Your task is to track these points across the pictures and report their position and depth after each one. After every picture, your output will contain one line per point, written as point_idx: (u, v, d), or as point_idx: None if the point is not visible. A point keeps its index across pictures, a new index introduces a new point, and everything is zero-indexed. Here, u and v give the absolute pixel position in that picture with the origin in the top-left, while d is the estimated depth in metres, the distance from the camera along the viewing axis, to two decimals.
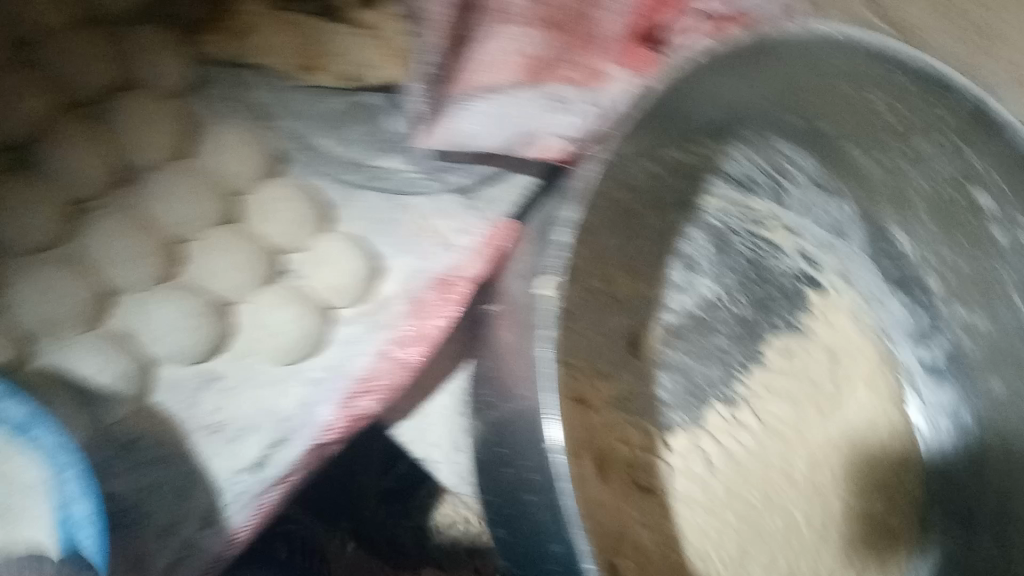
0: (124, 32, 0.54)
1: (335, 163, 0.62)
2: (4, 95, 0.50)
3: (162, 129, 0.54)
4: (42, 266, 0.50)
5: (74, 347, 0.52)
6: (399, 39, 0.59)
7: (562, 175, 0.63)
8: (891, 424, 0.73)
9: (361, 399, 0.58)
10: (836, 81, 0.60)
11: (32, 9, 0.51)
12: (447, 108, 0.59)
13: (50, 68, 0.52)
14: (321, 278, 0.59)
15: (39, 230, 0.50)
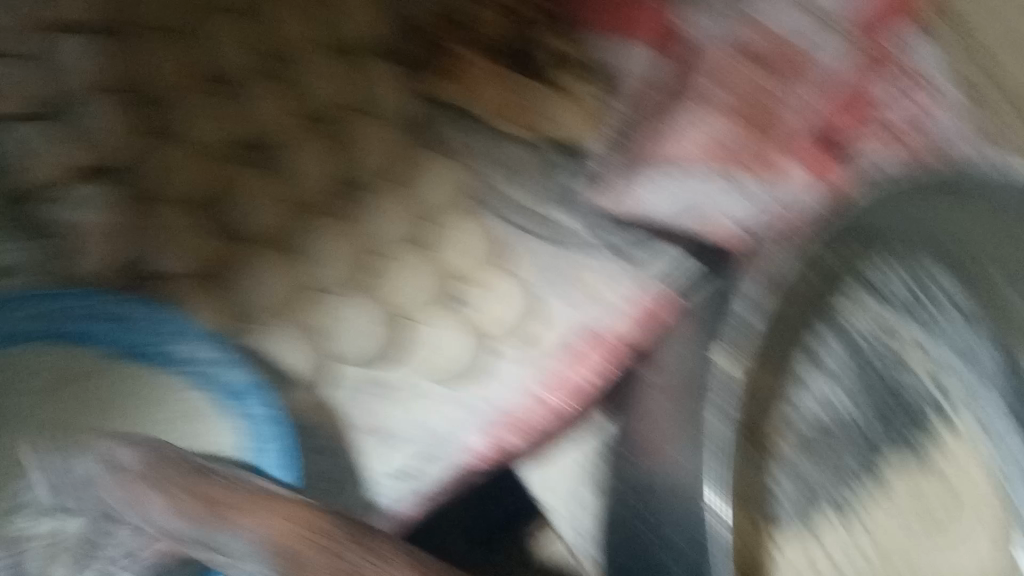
0: (364, 61, 0.60)
1: (512, 207, 0.65)
2: (250, 97, 0.57)
3: (378, 149, 0.61)
4: (260, 256, 0.58)
5: (274, 333, 0.59)
6: (591, 102, 0.64)
7: (718, 255, 0.69)
8: (998, 553, 0.77)
9: (507, 435, 0.67)
10: (1000, 234, 0.74)
11: (291, 27, 0.58)
12: (627, 174, 0.66)
13: (297, 80, 0.59)
14: (490, 312, 0.65)
15: (264, 220, 0.58)
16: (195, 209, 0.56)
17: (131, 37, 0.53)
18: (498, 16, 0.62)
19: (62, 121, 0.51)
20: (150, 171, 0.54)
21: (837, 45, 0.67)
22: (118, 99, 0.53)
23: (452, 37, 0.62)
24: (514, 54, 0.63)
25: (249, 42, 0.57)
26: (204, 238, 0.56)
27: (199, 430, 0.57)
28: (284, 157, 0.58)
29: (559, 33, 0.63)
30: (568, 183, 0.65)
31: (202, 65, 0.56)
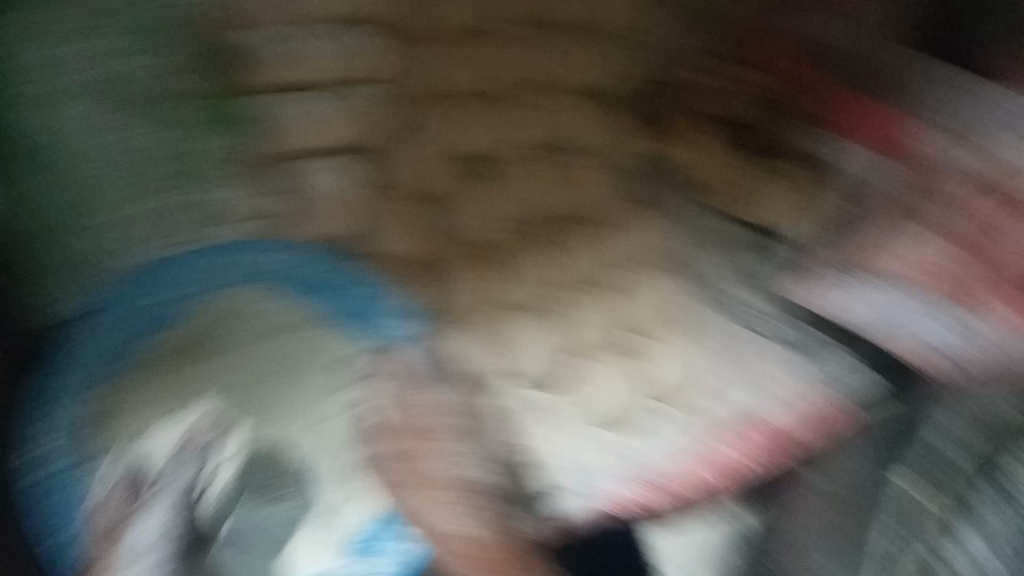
0: (601, 104, 0.64)
1: (694, 277, 0.65)
2: (493, 117, 0.64)
3: (592, 191, 0.65)
4: (463, 259, 0.65)
5: (466, 339, 0.66)
6: (807, 190, 0.62)
7: (908, 379, 0.64)
8: None
9: (650, 492, 0.68)
10: None
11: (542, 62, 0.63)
12: (826, 276, 0.63)
13: (535, 110, 0.64)
14: (662, 373, 0.66)
15: (472, 227, 0.65)
16: (422, 200, 0.64)
17: (420, 48, 0.62)
18: (739, 96, 0.63)
19: (344, 104, 0.63)
20: (394, 161, 0.64)
21: None
22: (392, 94, 0.63)
23: (688, 107, 0.63)
24: (746, 137, 0.63)
25: (510, 70, 0.63)
26: (426, 228, 0.65)
27: (382, 402, 0.66)
28: (511, 175, 0.65)
29: (798, 125, 0.62)
30: (765, 270, 0.64)
31: (458, 82, 0.63)
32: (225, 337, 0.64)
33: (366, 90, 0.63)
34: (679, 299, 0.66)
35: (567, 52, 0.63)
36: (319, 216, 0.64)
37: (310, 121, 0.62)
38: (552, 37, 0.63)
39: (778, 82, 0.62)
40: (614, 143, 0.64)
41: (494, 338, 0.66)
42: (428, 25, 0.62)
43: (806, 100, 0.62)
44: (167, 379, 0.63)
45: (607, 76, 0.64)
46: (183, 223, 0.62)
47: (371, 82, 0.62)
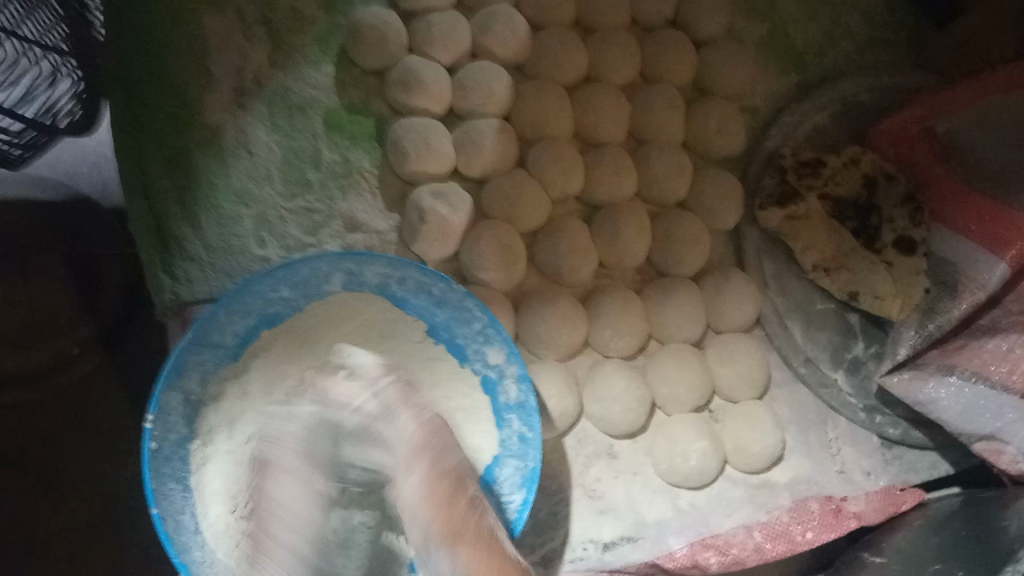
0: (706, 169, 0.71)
1: (794, 351, 0.68)
2: (606, 164, 0.66)
3: (696, 255, 0.67)
4: (556, 295, 0.64)
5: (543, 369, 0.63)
6: (915, 292, 0.64)
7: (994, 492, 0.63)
8: None
9: (707, 552, 0.62)
10: None
11: (656, 117, 0.68)
12: (926, 371, 0.63)
13: (646, 164, 0.67)
14: (736, 432, 0.66)
15: (569, 268, 0.64)
16: (502, 238, 0.63)
17: (535, 87, 0.66)
18: (849, 169, 0.68)
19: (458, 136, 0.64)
20: (504, 193, 0.64)
21: None
22: (501, 129, 0.65)
23: (805, 175, 0.67)
24: (852, 215, 0.67)
25: (620, 122, 0.68)
26: (516, 263, 0.64)
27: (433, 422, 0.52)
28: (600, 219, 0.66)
29: (903, 211, 0.66)
30: (854, 348, 0.69)
31: (584, 126, 0.67)
32: (317, 340, 0.58)
33: (484, 125, 0.64)
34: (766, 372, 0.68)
35: (679, 113, 0.69)
36: (422, 242, 0.62)
37: (421, 151, 0.62)
38: (669, 96, 0.69)
39: (891, 169, 0.68)
40: (718, 201, 0.68)
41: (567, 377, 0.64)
42: (547, 70, 0.67)
43: (919, 193, 0.67)
44: (267, 367, 0.57)
45: (720, 145, 0.70)
46: (295, 229, 0.63)
47: (488, 115, 0.65)
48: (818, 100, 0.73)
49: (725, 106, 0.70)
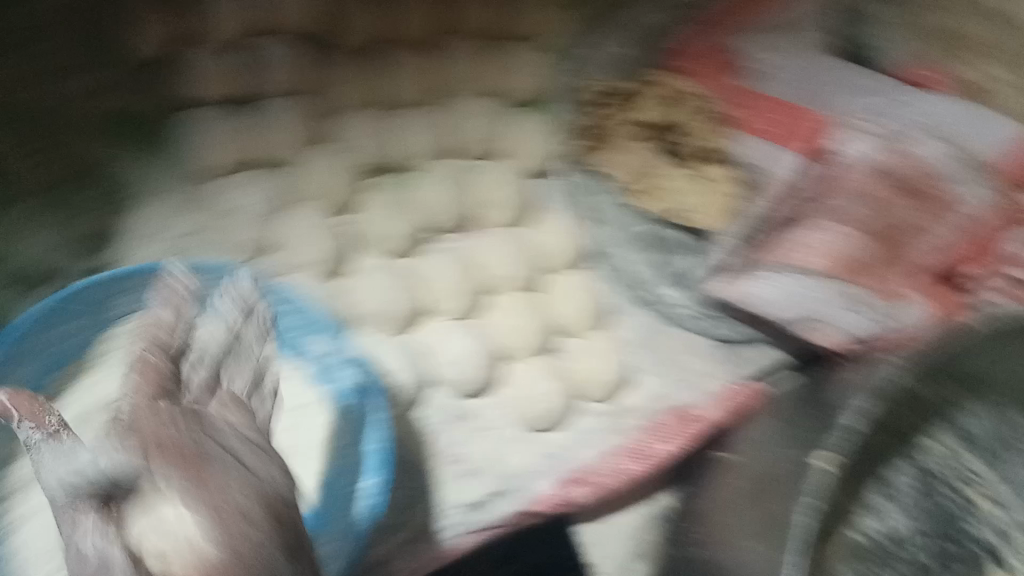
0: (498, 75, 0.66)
1: (623, 275, 0.70)
2: (438, 81, 0.64)
3: (529, 142, 0.68)
4: (381, 278, 0.63)
5: (382, 345, 0.63)
6: (730, 200, 0.67)
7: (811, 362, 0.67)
8: None
9: (576, 488, 0.63)
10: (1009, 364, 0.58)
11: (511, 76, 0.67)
12: (748, 273, 0.66)
13: (504, 85, 0.67)
14: (582, 366, 0.68)
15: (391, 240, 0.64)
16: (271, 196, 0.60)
17: (322, 55, 0.60)
18: (590, 75, 0.69)
19: (231, 122, 0.58)
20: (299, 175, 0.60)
21: (981, 193, 0.62)
22: (287, 101, 0.59)
23: (607, 105, 0.69)
24: (666, 137, 0.69)
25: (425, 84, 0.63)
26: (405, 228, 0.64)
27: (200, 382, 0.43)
28: (412, 143, 0.64)
29: (707, 124, 0.67)
30: (677, 261, 0.69)
31: (418, 74, 0.63)
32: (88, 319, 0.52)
33: (269, 109, 0.58)
34: (598, 302, 0.70)
35: (479, 58, 0.65)
36: (229, 188, 0.59)
37: (207, 140, 0.58)
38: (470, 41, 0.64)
39: (690, 84, 0.67)
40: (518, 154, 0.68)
41: (408, 348, 0.63)
42: (331, 30, 0.60)
43: (716, 99, 0.66)
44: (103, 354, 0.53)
45: (527, 61, 0.67)
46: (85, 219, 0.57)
47: (273, 92, 0.58)
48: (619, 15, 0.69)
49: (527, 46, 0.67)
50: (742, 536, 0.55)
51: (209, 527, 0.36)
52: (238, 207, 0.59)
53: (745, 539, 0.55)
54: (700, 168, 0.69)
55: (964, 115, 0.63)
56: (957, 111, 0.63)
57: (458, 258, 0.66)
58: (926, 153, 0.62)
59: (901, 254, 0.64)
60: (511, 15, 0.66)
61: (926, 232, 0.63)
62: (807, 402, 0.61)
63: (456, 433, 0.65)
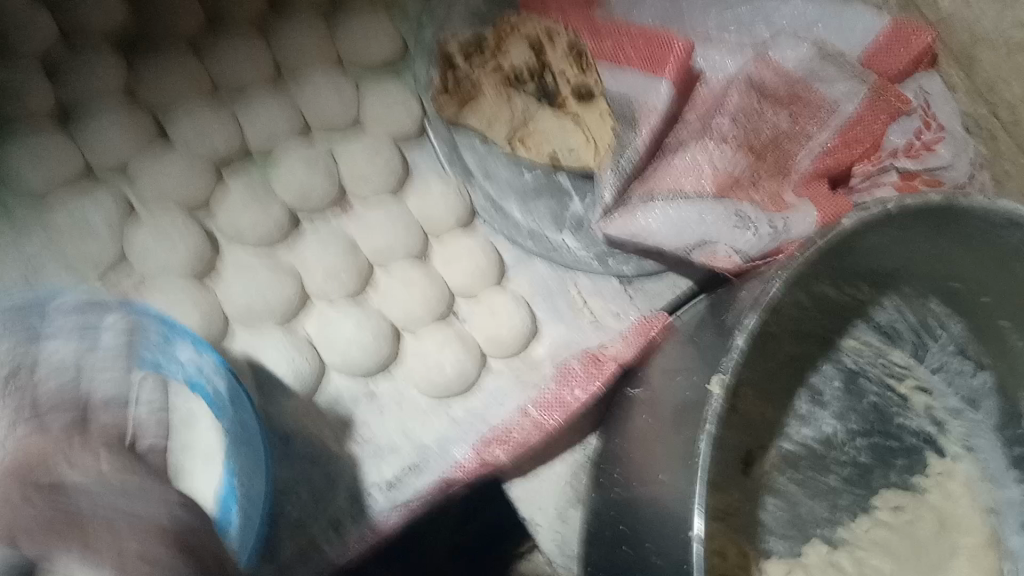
0: (340, 36, 0.65)
1: (510, 224, 0.68)
2: (279, 53, 0.63)
3: (394, 101, 0.66)
4: (257, 266, 0.60)
5: (265, 338, 0.60)
6: (603, 134, 0.64)
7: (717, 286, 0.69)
8: (976, 509, 0.75)
9: (493, 448, 0.60)
10: (982, 254, 0.62)
11: (351, 35, 0.65)
12: (629, 204, 0.63)
13: (350, 47, 0.65)
14: (484, 325, 0.65)
15: (256, 222, 0.60)
16: (124, 201, 0.58)
17: (147, 47, 0.59)
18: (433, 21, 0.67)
19: (63, 133, 0.56)
20: (148, 172, 0.58)
21: (849, 88, 0.64)
22: (119, 102, 0.57)
23: (473, 57, 0.66)
24: (530, 78, 0.65)
25: (263, 61, 0.62)
26: (274, 207, 0.61)
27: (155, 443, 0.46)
28: (261, 114, 0.62)
29: (571, 61, 0.65)
30: (573, 206, 0.67)
31: (253, 45, 0.61)
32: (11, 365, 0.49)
33: (100, 111, 0.57)
34: (495, 258, 0.67)
35: (317, 28, 0.64)
36: (73, 201, 0.56)
37: (35, 155, 0.54)
38: (301, 10, 0.64)
39: (551, 24, 0.66)
40: (386, 121, 0.66)
41: (296, 337, 0.60)
42: (155, 26, 0.59)
43: (582, 38, 0.66)
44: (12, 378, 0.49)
45: (365, 14, 0.66)
46: None
47: (99, 94, 0.57)
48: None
49: (365, 9, 0.66)
50: (662, 469, 0.54)
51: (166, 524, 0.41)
52: (85, 221, 0.56)
53: (664, 472, 0.54)
54: (574, 99, 0.65)
55: (823, 9, 0.66)
56: (812, 9, 0.66)
57: (338, 236, 0.63)
58: (787, 59, 0.64)
59: (777, 150, 0.65)
60: None
61: (808, 137, 0.65)
62: (709, 315, 0.60)
63: (363, 413, 0.63)
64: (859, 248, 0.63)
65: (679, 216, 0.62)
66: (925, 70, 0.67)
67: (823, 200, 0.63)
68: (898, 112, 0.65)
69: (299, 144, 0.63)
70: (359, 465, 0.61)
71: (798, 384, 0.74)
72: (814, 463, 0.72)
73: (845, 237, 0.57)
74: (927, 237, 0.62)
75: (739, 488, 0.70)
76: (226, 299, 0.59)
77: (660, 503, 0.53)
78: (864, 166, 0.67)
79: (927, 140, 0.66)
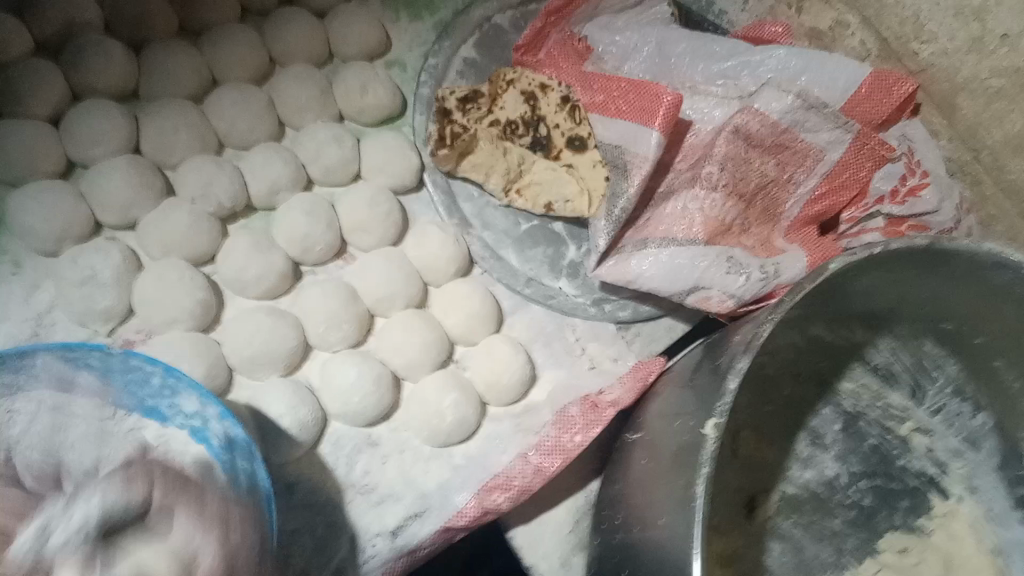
0: (340, 92, 0.68)
1: (507, 271, 0.69)
2: (283, 111, 0.66)
3: (393, 154, 0.68)
4: (258, 314, 0.61)
5: (267, 387, 0.60)
6: (597, 184, 0.67)
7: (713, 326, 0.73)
8: (988, 556, 0.72)
9: (492, 493, 0.60)
10: (969, 288, 0.62)
11: (351, 93, 0.68)
12: (623, 250, 0.66)
13: (352, 103, 0.68)
14: (483, 371, 0.66)
15: (255, 273, 0.61)
16: (129, 254, 0.59)
17: (151, 106, 0.61)
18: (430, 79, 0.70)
19: (71, 189, 0.58)
20: (155, 225, 0.60)
21: (833, 137, 0.65)
22: (126, 158, 0.59)
23: (470, 111, 0.69)
24: (525, 132, 0.68)
25: (266, 118, 0.65)
26: (276, 258, 0.62)
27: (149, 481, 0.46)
28: (261, 162, 0.63)
29: (565, 115, 0.68)
30: (568, 252, 0.71)
31: (256, 102, 0.64)
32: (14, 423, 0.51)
33: (109, 167, 0.59)
34: (493, 304, 0.68)
35: (317, 83, 0.67)
36: (82, 255, 0.57)
37: (44, 209, 0.56)
38: (301, 70, 0.67)
39: (545, 79, 0.69)
40: (387, 172, 0.68)
41: (296, 386, 0.61)
42: (161, 87, 0.62)
43: (575, 91, 0.69)
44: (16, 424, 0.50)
45: (362, 70, 0.68)
46: None
47: (110, 152, 0.59)
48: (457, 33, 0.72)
49: (362, 66, 0.69)
50: (661, 514, 0.55)
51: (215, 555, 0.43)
52: (93, 274, 0.57)
53: (662, 516, 0.54)
54: (572, 151, 0.68)
55: (806, 62, 0.68)
56: (796, 60, 0.68)
57: (337, 285, 0.64)
58: (771, 110, 0.64)
59: (765, 196, 0.67)
60: (342, 43, 0.69)
61: (795, 185, 0.67)
62: (705, 359, 0.61)
63: (359, 463, 0.63)
64: (847, 289, 0.64)
65: (667, 260, 0.64)
66: (908, 117, 0.70)
67: (812, 244, 0.67)
68: (883, 158, 0.67)
69: (300, 197, 0.65)
70: (357, 516, 0.61)
71: (799, 427, 0.74)
72: (815, 506, 0.72)
73: (831, 275, 0.57)
74: (914, 276, 0.63)
75: (743, 532, 0.70)
76: (229, 349, 0.60)
77: (661, 549, 0.53)
78: (851, 211, 0.71)
79: (912, 184, 0.69)
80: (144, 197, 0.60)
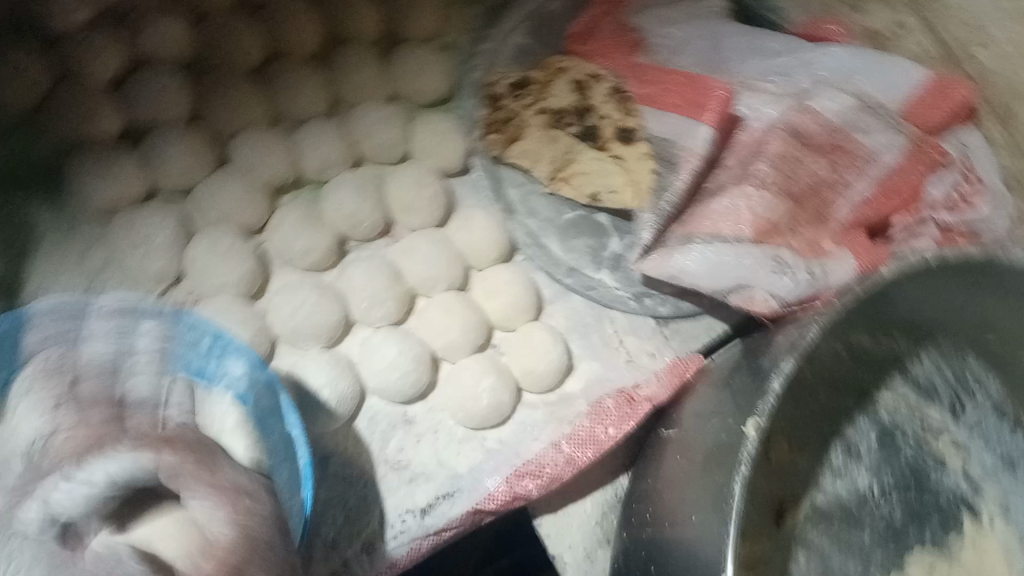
0: (397, 74, 0.69)
1: (549, 260, 0.70)
2: (339, 90, 0.67)
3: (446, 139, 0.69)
4: (303, 288, 0.62)
5: (309, 359, 0.61)
6: (647, 176, 0.66)
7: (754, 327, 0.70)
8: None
9: (524, 480, 0.60)
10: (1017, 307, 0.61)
11: (407, 75, 0.69)
12: (670, 245, 0.65)
13: (407, 84, 0.69)
14: (520, 358, 0.66)
15: (303, 249, 0.63)
16: (183, 225, 0.61)
17: (213, 81, 0.63)
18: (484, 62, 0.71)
19: (135, 158, 0.59)
20: (207, 195, 0.61)
21: (888, 139, 0.65)
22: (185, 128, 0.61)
23: (519, 97, 0.70)
24: (572, 120, 0.68)
25: (321, 95, 0.66)
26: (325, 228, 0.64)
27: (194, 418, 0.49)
28: (313, 139, 0.65)
29: (614, 103, 0.68)
30: (611, 244, 0.69)
31: (314, 80, 0.65)
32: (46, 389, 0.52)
33: (169, 137, 0.60)
34: (533, 291, 0.68)
35: (374, 64, 0.68)
36: (136, 223, 0.59)
37: (106, 176, 0.58)
38: (362, 51, 0.68)
39: (596, 69, 0.69)
40: (434, 154, 0.69)
41: (335, 360, 0.62)
42: (221, 57, 0.63)
43: (626, 82, 0.68)
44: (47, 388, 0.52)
45: (417, 54, 0.69)
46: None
47: (168, 122, 0.60)
48: (511, 18, 0.73)
49: (421, 49, 0.70)
50: (693, 510, 0.54)
51: (228, 523, 0.41)
52: (147, 240, 0.59)
53: (695, 513, 0.54)
54: (620, 140, 0.67)
55: (865, 63, 0.68)
56: (856, 61, 0.68)
57: (380, 262, 0.65)
58: (826, 109, 0.65)
59: (814, 196, 0.65)
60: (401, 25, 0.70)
61: (848, 188, 0.66)
62: (744, 358, 0.60)
63: (394, 437, 0.64)
64: (895, 299, 0.61)
65: (710, 256, 0.63)
66: (964, 125, 0.68)
67: (862, 250, 0.64)
68: (936, 163, 0.66)
69: (349, 175, 0.66)
70: (386, 492, 0.61)
71: (834, 436, 0.72)
72: (846, 520, 0.69)
73: (882, 287, 0.57)
74: (964, 287, 0.61)
75: (769, 538, 0.66)
76: (275, 320, 0.61)
77: (691, 546, 0.53)
78: (904, 217, 0.66)
79: (965, 193, 0.66)
80: (199, 165, 0.61)
